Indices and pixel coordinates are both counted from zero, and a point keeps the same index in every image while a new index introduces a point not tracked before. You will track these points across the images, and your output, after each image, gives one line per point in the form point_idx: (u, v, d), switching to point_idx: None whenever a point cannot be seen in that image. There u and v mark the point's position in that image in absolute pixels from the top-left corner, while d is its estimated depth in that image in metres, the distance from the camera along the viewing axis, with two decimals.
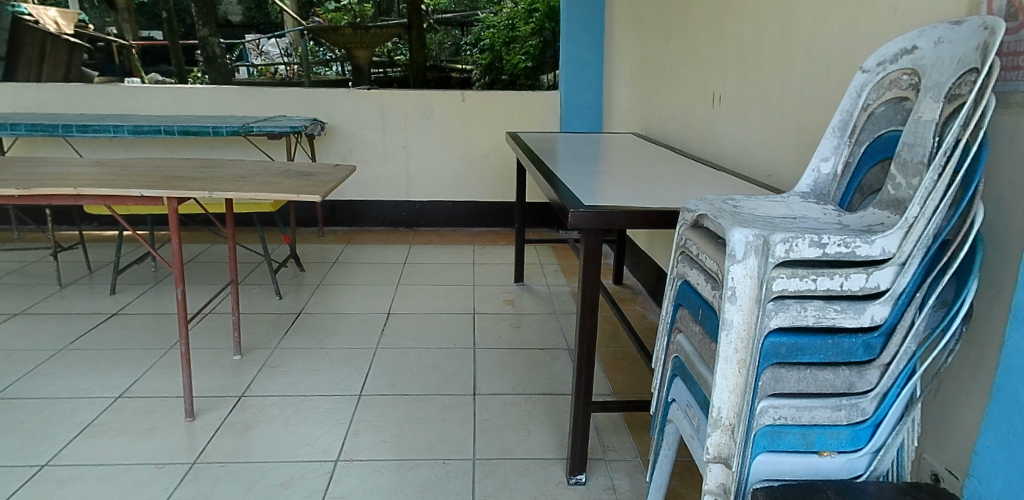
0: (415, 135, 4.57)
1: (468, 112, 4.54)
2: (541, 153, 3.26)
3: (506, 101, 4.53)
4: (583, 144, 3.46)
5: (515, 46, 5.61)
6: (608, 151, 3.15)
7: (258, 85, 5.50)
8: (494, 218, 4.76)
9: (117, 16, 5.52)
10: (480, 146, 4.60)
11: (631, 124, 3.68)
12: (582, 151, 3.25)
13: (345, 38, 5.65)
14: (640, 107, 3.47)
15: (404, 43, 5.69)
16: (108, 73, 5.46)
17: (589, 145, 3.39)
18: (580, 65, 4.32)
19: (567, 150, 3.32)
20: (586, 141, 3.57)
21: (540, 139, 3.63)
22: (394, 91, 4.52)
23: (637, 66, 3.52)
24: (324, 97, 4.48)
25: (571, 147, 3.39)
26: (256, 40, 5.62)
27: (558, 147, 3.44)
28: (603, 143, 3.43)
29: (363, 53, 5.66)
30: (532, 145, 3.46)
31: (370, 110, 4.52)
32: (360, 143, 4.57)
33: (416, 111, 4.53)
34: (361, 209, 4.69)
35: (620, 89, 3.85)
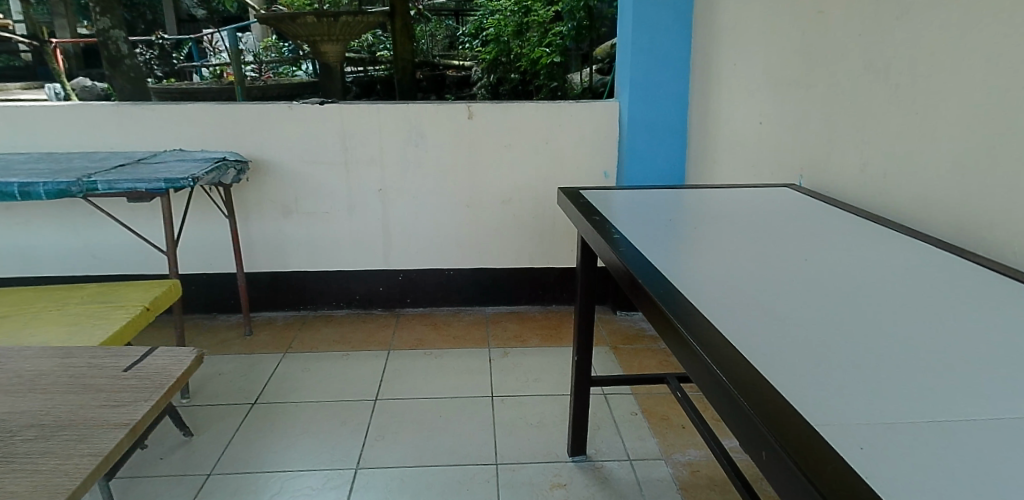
0: (394, 171, 3.01)
1: (477, 136, 2.97)
2: (638, 227, 1.59)
3: (535, 116, 2.96)
4: (701, 206, 1.81)
5: (531, 37, 4.04)
6: (785, 234, 1.49)
7: (194, 94, 3.82)
8: (517, 294, 3.20)
9: (30, 9, 3.86)
10: (494, 187, 3.04)
11: (771, 168, 2.11)
12: (714, 224, 1.62)
13: (306, 29, 3.92)
14: (804, 137, 1.91)
15: (388, 36, 4.15)
16: (41, 80, 3.84)
17: (723, 209, 1.75)
18: (656, 60, 2.76)
19: (682, 220, 1.66)
20: (704, 197, 1.92)
21: (613, 195, 1.98)
22: (361, 104, 2.94)
23: (793, 58, 1.94)
24: (251, 117, 2.89)
25: (685, 212, 1.75)
26: (213, 35, 3.99)
27: (658, 210, 1.79)
28: (740, 203, 1.80)
29: (333, 48, 4.02)
30: (603, 211, 1.79)
31: (325, 135, 2.94)
32: (311, 185, 2.99)
33: (395, 134, 2.96)
34: (314, 283, 3.12)
35: (741, 99, 2.29)
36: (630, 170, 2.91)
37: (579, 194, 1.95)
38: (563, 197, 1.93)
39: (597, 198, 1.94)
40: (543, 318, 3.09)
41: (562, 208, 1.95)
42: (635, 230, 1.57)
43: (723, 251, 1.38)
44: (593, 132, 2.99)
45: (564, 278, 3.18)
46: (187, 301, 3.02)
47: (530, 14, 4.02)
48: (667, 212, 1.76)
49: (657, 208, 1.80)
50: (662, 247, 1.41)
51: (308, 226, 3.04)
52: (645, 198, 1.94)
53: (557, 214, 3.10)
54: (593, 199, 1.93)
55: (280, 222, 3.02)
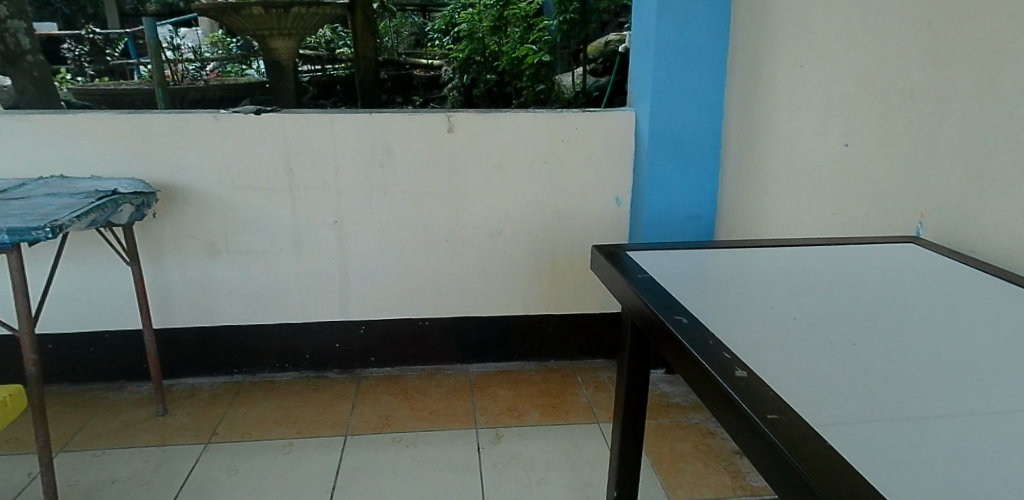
0: (355, 198, 2.40)
1: (459, 153, 2.39)
2: (737, 319, 1.04)
3: (532, 129, 2.39)
4: (803, 272, 1.25)
5: (510, 33, 3.88)
6: (976, 341, 0.96)
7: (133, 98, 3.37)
8: (506, 347, 2.63)
9: None
10: (479, 217, 2.47)
11: (877, 209, 1.58)
12: (847, 313, 1.07)
13: (253, 22, 3.88)
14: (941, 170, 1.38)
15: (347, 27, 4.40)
16: None
17: (842, 284, 1.19)
18: (684, 58, 2.23)
19: (792, 300, 1.11)
20: (796, 255, 1.37)
21: (666, 249, 1.40)
22: (312, 113, 2.32)
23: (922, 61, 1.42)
24: (165, 130, 2.23)
25: (787, 283, 1.19)
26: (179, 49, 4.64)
27: (745, 276, 1.22)
28: (858, 271, 1.26)
29: (284, 45, 4.02)
30: (662, 278, 1.21)
31: (263, 153, 2.31)
32: (247, 217, 2.35)
33: (356, 152, 2.35)
34: (251, 342, 2.48)
35: (820, 114, 1.77)
36: (651, 195, 2.37)
37: (618, 249, 1.36)
38: (597, 253, 1.35)
39: (645, 257, 1.34)
40: (540, 379, 2.52)
41: (593, 267, 1.37)
42: (740, 331, 0.99)
43: (915, 382, 0.84)
44: (602, 149, 2.45)
45: (564, 328, 2.63)
46: (84, 366, 2.36)
47: (510, 8, 3.87)
48: (761, 280, 1.21)
49: (739, 273, 1.25)
50: (800, 377, 0.85)
51: (242, 268, 2.39)
52: (710, 254, 1.37)
53: (555, 249, 2.54)
54: (641, 258, 1.33)
55: (205, 264, 2.37)
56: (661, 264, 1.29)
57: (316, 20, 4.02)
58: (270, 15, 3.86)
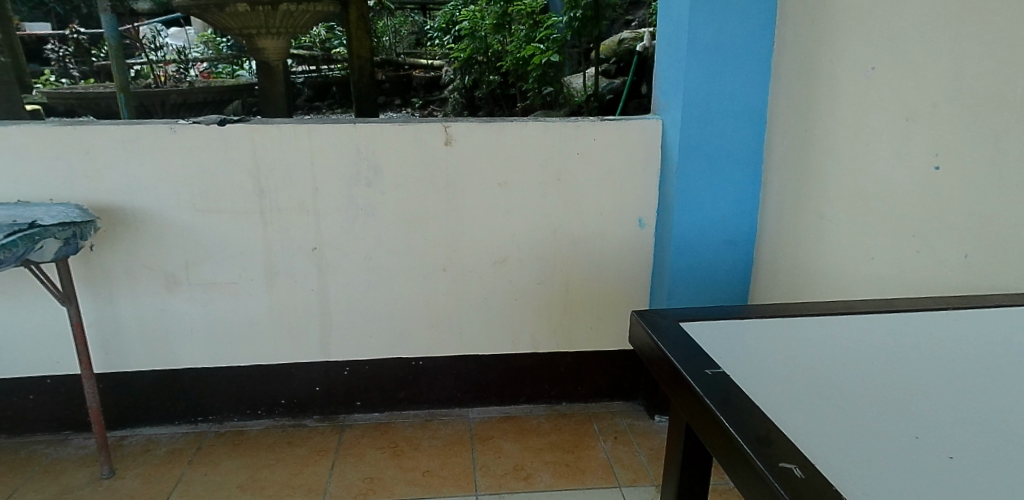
0: (337, 221, 2.07)
1: (457, 169, 2.06)
2: (869, 460, 0.73)
3: (541, 141, 2.06)
4: (916, 359, 0.95)
5: (515, 30, 3.54)
6: None
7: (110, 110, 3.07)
8: (511, 389, 2.30)
9: None
10: (480, 244, 2.14)
11: (989, 250, 1.24)
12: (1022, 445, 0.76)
13: (238, 20, 3.58)
14: None
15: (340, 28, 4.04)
16: None
17: (972, 383, 0.90)
18: (721, 58, 1.91)
19: (932, 419, 0.81)
20: (894, 328, 1.05)
21: (724, 317, 1.09)
22: (287, 123, 2.00)
23: None
24: (114, 144, 1.91)
25: (898, 382, 0.90)
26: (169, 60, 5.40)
27: (840, 367, 0.93)
28: (987, 359, 0.96)
29: (273, 42, 3.73)
30: (734, 371, 0.91)
31: (229, 171, 1.98)
32: (210, 245, 2.02)
33: (337, 167, 2.02)
34: (218, 386, 2.16)
35: (906, 127, 1.42)
36: (681, 218, 2.05)
37: (667, 318, 1.06)
38: (636, 320, 1.06)
39: (699, 331, 1.03)
40: (549, 427, 2.20)
41: (632, 336, 1.09)
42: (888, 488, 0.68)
43: None
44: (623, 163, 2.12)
45: (578, 367, 2.30)
46: (25, 416, 2.05)
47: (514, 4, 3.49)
48: (864, 374, 0.91)
49: (831, 361, 0.95)
50: None
51: (206, 303, 2.07)
52: (787, 324, 1.06)
53: (569, 279, 2.21)
54: (694, 332, 1.03)
55: (163, 298, 2.04)
56: (724, 344, 0.98)
57: (307, 17, 3.70)
58: (257, 12, 3.54)
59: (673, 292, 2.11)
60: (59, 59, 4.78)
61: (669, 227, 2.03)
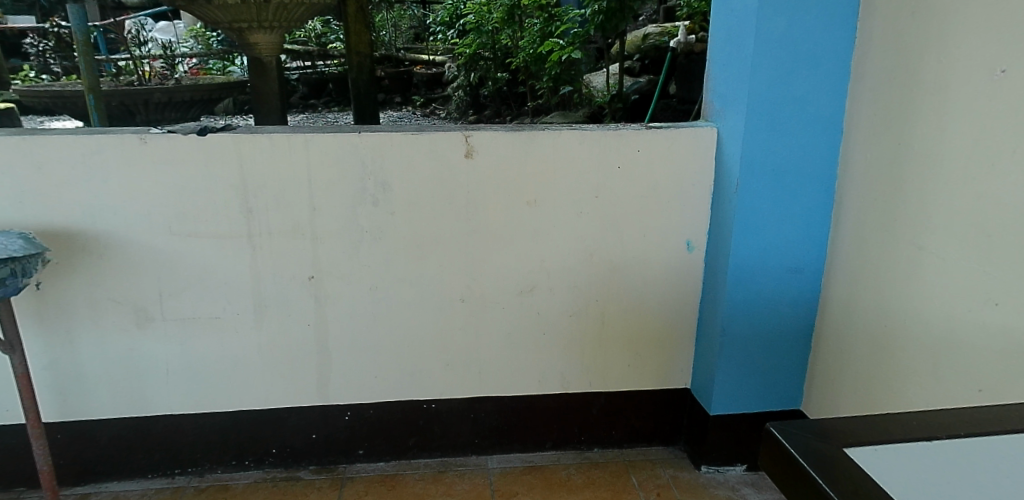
0: (338, 246, 1.78)
1: (484, 186, 1.80)
2: None
3: (575, 154, 1.80)
4: None
5: None
6: None
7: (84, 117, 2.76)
8: (536, 434, 2.02)
9: None
10: (506, 271, 1.88)
11: None
12: None
13: (228, 12, 3.27)
14: None
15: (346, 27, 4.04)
16: None
17: None
18: (792, 59, 1.70)
19: None
20: None
21: (889, 425, 0.80)
22: (280, 132, 1.71)
23: None
24: (73, 156, 1.60)
25: None
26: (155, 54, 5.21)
27: None
28: None
29: (265, 38, 3.43)
30: None
31: (211, 188, 1.68)
32: (189, 275, 1.73)
33: (339, 183, 1.74)
34: (198, 435, 1.87)
35: None
36: (742, 243, 1.80)
37: (818, 436, 0.77)
38: (777, 438, 0.77)
39: (880, 463, 0.73)
40: (582, 479, 1.93)
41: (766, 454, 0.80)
42: None
43: None
44: (667, 178, 1.86)
45: (612, 409, 2.02)
46: None
47: None
48: None
49: None
50: None
51: (184, 342, 1.77)
52: (986, 447, 0.77)
53: (604, 310, 1.94)
54: (873, 466, 0.72)
55: (133, 337, 1.75)
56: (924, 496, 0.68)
57: (302, 10, 3.39)
58: (248, 4, 3.24)
59: (729, 326, 1.86)
60: (37, 55, 4.47)
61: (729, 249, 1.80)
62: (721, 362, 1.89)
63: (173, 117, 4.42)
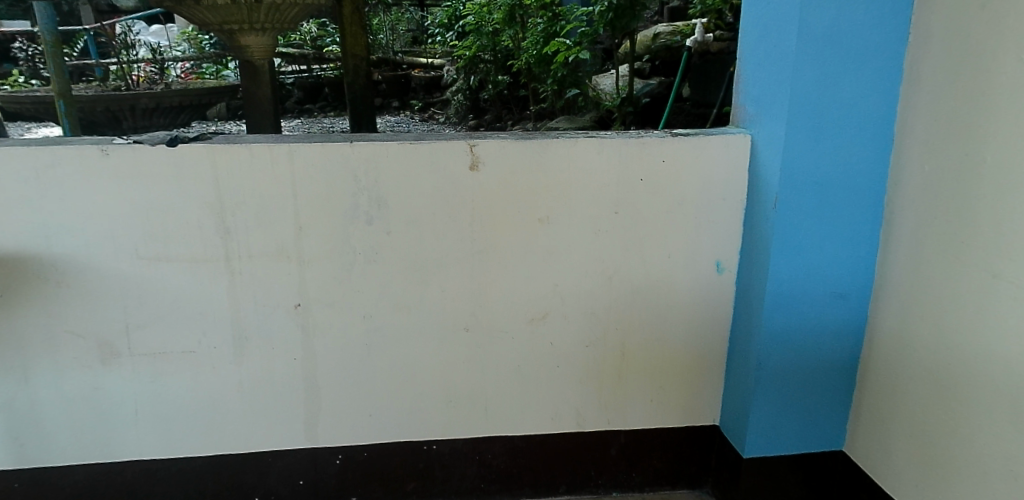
0: (327, 269, 1.59)
1: (492, 203, 1.61)
2: None
3: (593, 164, 1.61)
4: None
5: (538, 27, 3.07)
6: None
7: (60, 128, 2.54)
8: (548, 475, 1.84)
9: None
10: (516, 296, 1.68)
11: None
12: None
13: (217, 12, 3.09)
14: None
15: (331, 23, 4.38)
16: None
17: None
18: (840, 58, 1.51)
19: None
20: None
21: None
22: (262, 142, 1.52)
23: None
24: (23, 171, 1.41)
25: None
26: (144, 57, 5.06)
27: None
28: None
29: (256, 40, 3.24)
30: None
31: (183, 206, 1.49)
32: (159, 304, 1.53)
33: (328, 199, 1.55)
34: (170, 483, 1.67)
35: None
36: (781, 269, 1.64)
37: None
38: None
39: None
40: None
41: None
42: None
43: None
44: (695, 191, 1.67)
45: (632, 447, 1.85)
46: None
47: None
48: None
49: None
50: None
51: (154, 379, 1.58)
52: None
53: (623, 337, 1.76)
54: None
55: (97, 374, 1.55)
56: None
57: (296, 10, 3.20)
58: (239, 5, 3.06)
59: (765, 359, 1.70)
60: (24, 59, 4.32)
61: (770, 270, 1.63)
62: (755, 399, 1.73)
63: (161, 124, 4.23)
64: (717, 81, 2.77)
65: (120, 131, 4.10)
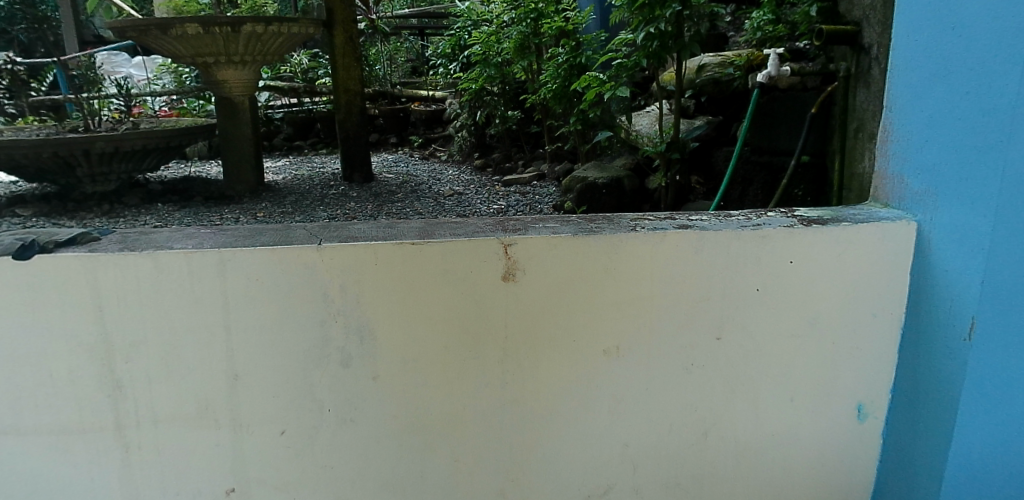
0: (281, 439, 1.03)
1: (530, 329, 1.05)
2: None
3: (689, 267, 1.05)
4: None
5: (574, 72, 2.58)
6: None
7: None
8: None
9: None
10: (563, 464, 1.12)
11: None
12: None
13: None
14: None
15: (328, 54, 4.05)
16: None
17: None
18: None
19: None
20: None
21: None
22: (178, 245, 0.97)
23: None
24: None
25: None
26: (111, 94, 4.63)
27: None
28: None
29: None
30: None
31: (40, 353, 0.94)
32: (15, 490, 1.01)
33: (282, 334, 0.99)
34: None
35: None
36: (970, 427, 1.07)
37: None
38: None
39: None
40: None
41: None
42: None
43: None
44: (834, 307, 1.12)
45: None
46: None
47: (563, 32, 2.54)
48: None
49: None
50: None
51: None
52: None
53: None
54: None
55: None
56: None
57: (280, 40, 3.78)
58: None
59: None
60: None
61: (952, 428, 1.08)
62: None
63: (122, 169, 3.72)
64: (788, 124, 2.23)
65: (75, 178, 3.61)
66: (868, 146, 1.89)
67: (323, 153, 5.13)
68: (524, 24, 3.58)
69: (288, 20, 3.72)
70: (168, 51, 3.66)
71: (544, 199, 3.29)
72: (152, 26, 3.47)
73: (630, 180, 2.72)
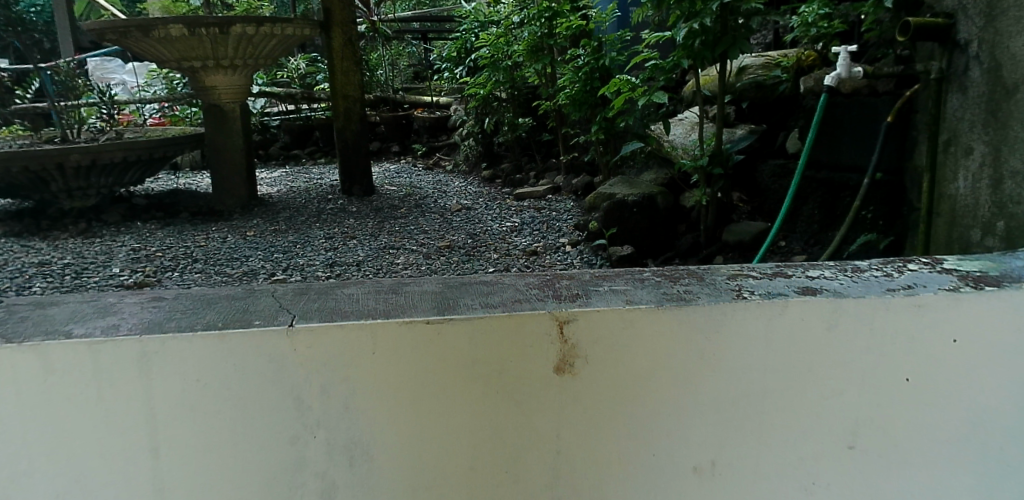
0: None
1: (592, 440, 0.74)
2: None
3: (817, 349, 0.74)
4: None
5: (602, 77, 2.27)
6: None
7: None
8: None
9: None
10: None
11: None
12: None
13: None
14: None
15: (325, 57, 3.75)
16: None
17: None
18: None
19: None
20: None
21: None
22: (83, 327, 0.67)
23: None
24: None
25: None
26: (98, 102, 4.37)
27: None
28: None
29: None
30: None
31: None
32: None
33: (236, 457, 0.68)
34: None
35: None
36: None
37: None
38: None
39: None
40: None
41: None
42: None
43: None
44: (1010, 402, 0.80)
45: None
46: None
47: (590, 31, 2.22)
48: None
49: None
50: None
51: None
52: None
53: None
54: None
55: None
56: None
57: (272, 42, 3.47)
58: None
59: None
60: None
61: None
62: None
63: (102, 183, 3.46)
64: (854, 136, 1.92)
65: (49, 193, 3.31)
66: (964, 162, 1.58)
67: (321, 163, 4.84)
68: (536, 25, 3.25)
69: (281, 21, 3.41)
70: (151, 55, 3.36)
71: (563, 216, 2.98)
72: (132, 27, 3.15)
73: (663, 197, 2.41)
